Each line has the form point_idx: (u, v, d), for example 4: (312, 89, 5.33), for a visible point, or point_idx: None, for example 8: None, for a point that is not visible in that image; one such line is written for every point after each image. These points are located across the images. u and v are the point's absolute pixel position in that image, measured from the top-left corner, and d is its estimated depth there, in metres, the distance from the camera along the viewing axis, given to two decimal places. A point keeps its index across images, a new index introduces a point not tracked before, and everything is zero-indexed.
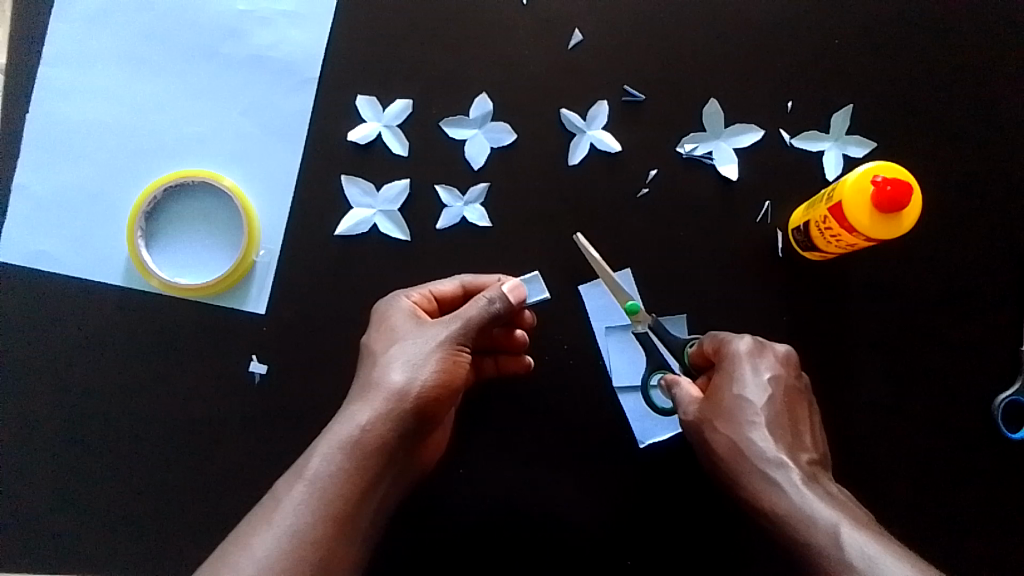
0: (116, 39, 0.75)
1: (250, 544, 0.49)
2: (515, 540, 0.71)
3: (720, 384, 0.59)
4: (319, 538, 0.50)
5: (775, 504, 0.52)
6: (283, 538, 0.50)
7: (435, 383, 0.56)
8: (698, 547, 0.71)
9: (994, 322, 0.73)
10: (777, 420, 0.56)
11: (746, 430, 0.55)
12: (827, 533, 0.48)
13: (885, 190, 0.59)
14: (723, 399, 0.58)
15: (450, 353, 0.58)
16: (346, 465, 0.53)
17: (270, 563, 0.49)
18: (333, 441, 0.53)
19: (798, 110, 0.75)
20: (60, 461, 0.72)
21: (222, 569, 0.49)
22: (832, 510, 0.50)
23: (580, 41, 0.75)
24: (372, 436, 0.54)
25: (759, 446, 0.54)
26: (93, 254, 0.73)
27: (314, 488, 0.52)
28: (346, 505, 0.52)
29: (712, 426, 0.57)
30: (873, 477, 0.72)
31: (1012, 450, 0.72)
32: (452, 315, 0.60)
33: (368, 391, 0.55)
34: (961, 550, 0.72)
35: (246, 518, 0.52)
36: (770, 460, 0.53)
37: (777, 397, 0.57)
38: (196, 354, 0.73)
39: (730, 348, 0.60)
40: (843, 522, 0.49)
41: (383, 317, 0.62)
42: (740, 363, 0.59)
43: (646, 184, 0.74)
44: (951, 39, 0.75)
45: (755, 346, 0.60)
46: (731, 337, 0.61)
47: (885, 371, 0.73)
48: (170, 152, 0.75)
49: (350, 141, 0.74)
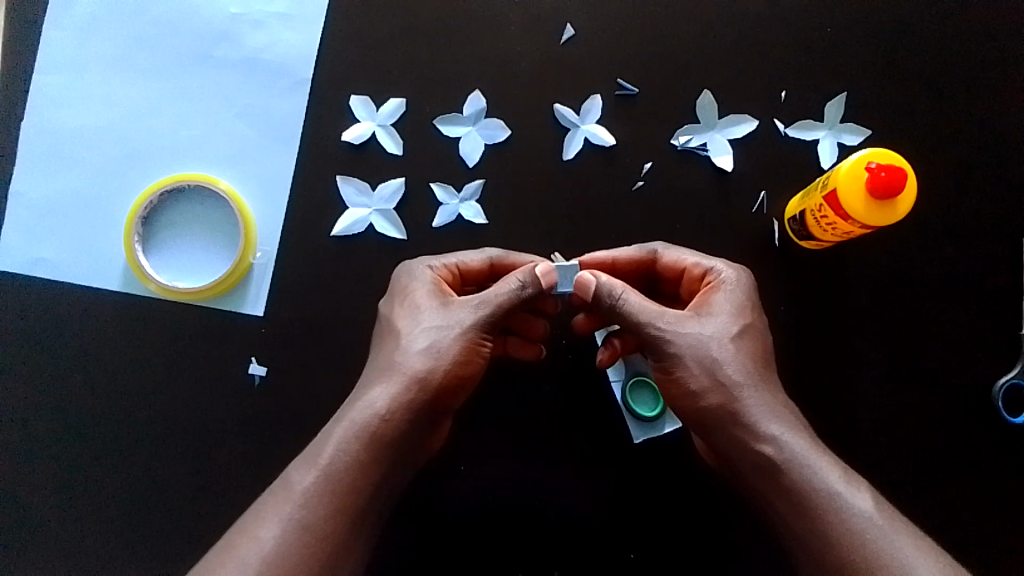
0: (110, 45, 0.75)
1: (260, 535, 0.53)
2: (519, 535, 0.71)
3: (721, 307, 0.60)
4: (330, 531, 0.54)
5: (787, 442, 0.56)
6: (291, 530, 0.53)
7: (454, 372, 0.58)
8: (700, 537, 0.71)
9: (994, 307, 0.73)
10: (771, 361, 0.60)
11: (744, 376, 0.58)
12: (845, 484, 0.54)
13: (879, 177, 0.59)
14: (730, 323, 0.59)
15: (472, 342, 0.59)
16: (359, 456, 0.56)
17: (283, 549, 0.53)
18: (348, 429, 0.56)
19: (792, 99, 0.75)
20: (63, 467, 0.72)
21: (234, 557, 0.53)
22: (838, 463, 0.56)
23: (571, 35, 0.75)
24: (386, 425, 0.57)
25: (763, 383, 0.58)
26: (92, 260, 0.74)
27: (328, 478, 0.55)
28: (357, 496, 0.56)
29: (719, 344, 0.58)
30: (873, 464, 0.72)
31: (1015, 436, 0.72)
32: (486, 293, 0.60)
33: (387, 372, 0.58)
34: (966, 537, 0.71)
35: (254, 506, 0.55)
36: (776, 402, 0.58)
37: (762, 341, 0.60)
38: (195, 357, 0.73)
39: (728, 276, 0.62)
40: (840, 486, 0.54)
41: (405, 290, 0.63)
42: (742, 293, 0.61)
43: (641, 177, 0.74)
44: (945, 25, 0.75)
45: (749, 280, 0.63)
46: (725, 265, 0.63)
47: (884, 359, 0.73)
48: (166, 156, 0.75)
49: (344, 141, 0.74)
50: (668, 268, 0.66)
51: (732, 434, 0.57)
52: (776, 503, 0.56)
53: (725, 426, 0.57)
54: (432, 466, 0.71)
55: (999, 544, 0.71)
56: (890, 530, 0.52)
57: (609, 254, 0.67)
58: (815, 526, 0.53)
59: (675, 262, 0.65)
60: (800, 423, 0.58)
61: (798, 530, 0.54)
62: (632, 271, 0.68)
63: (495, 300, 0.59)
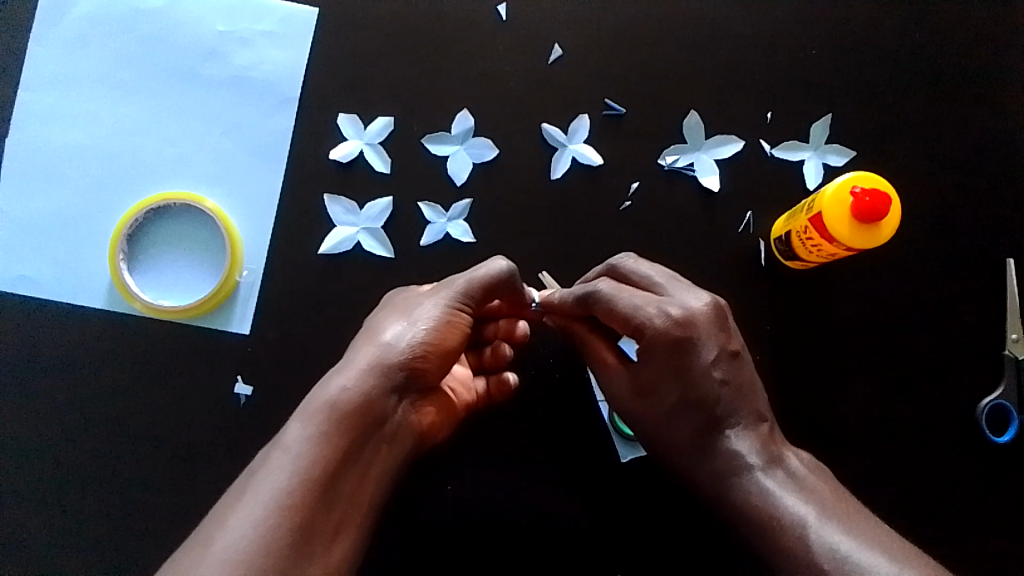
0: (94, 62, 0.75)
1: (227, 523, 0.47)
2: (505, 556, 0.71)
3: (652, 369, 0.57)
4: (301, 500, 0.48)
5: (733, 503, 0.54)
6: (259, 510, 0.47)
7: (426, 342, 0.56)
8: (688, 558, 0.71)
9: (978, 328, 0.74)
10: (727, 406, 0.56)
11: (687, 450, 0.57)
12: (786, 531, 0.50)
13: (864, 201, 0.60)
14: (662, 393, 0.58)
15: (445, 317, 0.58)
16: (325, 427, 0.50)
17: (254, 541, 0.45)
18: (312, 406, 0.52)
19: (778, 119, 0.75)
20: (45, 488, 0.72)
21: (199, 550, 0.46)
22: (799, 503, 0.52)
23: (559, 55, 0.75)
24: (352, 396, 0.52)
25: (711, 444, 0.56)
26: (76, 279, 0.73)
27: (293, 455, 0.49)
28: (329, 469, 0.49)
29: (657, 426, 0.59)
30: (858, 484, 0.72)
31: (1000, 456, 0.73)
32: (456, 277, 0.61)
33: (351, 355, 0.56)
34: (951, 557, 0.72)
35: (223, 498, 0.49)
36: (727, 454, 0.55)
37: (707, 391, 0.56)
38: (180, 376, 0.72)
39: (649, 327, 0.56)
40: (787, 541, 0.50)
41: (386, 302, 0.63)
42: (665, 354, 0.56)
43: (629, 197, 0.74)
44: (928, 48, 0.76)
45: (672, 325, 0.56)
46: (649, 315, 0.56)
47: (870, 379, 0.73)
48: (152, 174, 0.75)
49: (332, 159, 0.74)
50: (605, 313, 0.58)
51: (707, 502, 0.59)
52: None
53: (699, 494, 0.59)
54: (419, 487, 0.71)
55: (986, 563, 0.72)
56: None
57: (564, 296, 0.64)
58: None
59: (609, 309, 0.58)
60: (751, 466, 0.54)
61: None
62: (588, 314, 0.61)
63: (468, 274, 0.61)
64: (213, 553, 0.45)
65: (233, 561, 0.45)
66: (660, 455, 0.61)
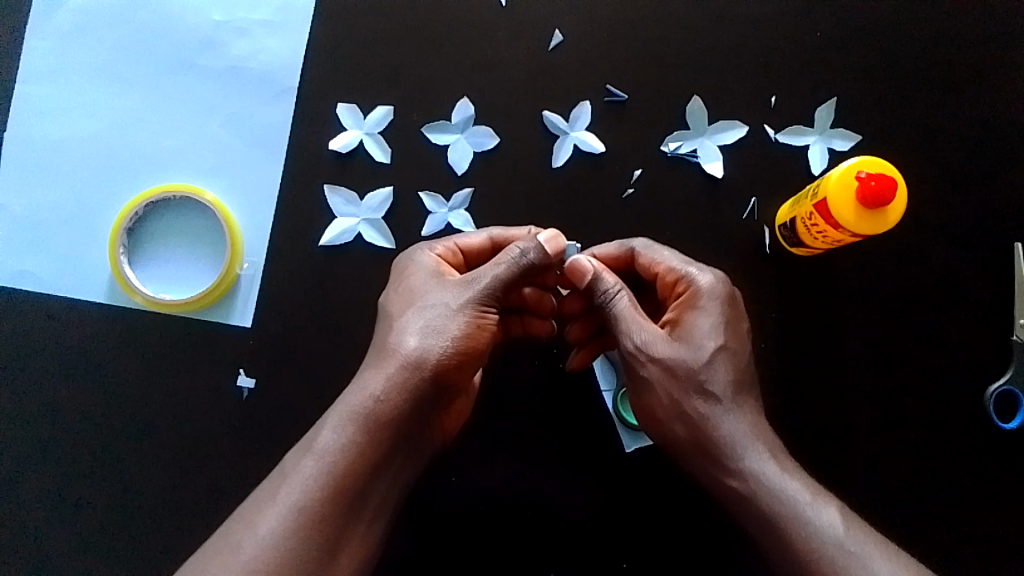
0: (91, 53, 0.74)
1: (256, 521, 0.52)
2: (511, 546, 0.70)
3: (697, 325, 0.59)
4: (322, 516, 0.52)
5: (760, 471, 0.55)
6: (287, 516, 0.52)
7: (455, 348, 0.56)
8: (694, 546, 0.71)
9: (984, 313, 0.73)
10: (750, 385, 0.58)
11: (710, 407, 0.57)
12: (813, 511, 0.53)
13: (869, 186, 0.59)
14: (706, 340, 0.58)
15: (474, 316, 0.57)
16: (355, 437, 0.54)
17: (280, 544, 0.51)
18: (345, 413, 0.55)
19: (782, 103, 0.74)
20: (50, 482, 0.72)
21: (227, 546, 0.51)
22: (810, 486, 0.55)
23: (560, 41, 0.74)
24: (385, 405, 0.55)
25: (740, 404, 0.57)
26: (77, 272, 0.73)
27: (325, 462, 0.53)
28: (354, 481, 0.54)
29: (687, 368, 0.57)
30: (863, 470, 0.72)
31: (1008, 442, 0.72)
32: (483, 269, 0.59)
33: (383, 356, 0.56)
34: (958, 543, 0.71)
35: (251, 495, 0.54)
36: (749, 424, 0.56)
37: (739, 363, 0.58)
38: (183, 369, 0.72)
39: (700, 285, 0.60)
40: (813, 516, 0.53)
41: (404, 276, 0.61)
42: (718, 310, 0.59)
43: (631, 185, 0.73)
44: (934, 29, 0.75)
45: (727, 290, 0.60)
46: (699, 272, 0.61)
47: (875, 366, 0.73)
48: (151, 168, 0.74)
49: (332, 150, 0.73)
50: (644, 269, 0.64)
51: (704, 464, 0.57)
52: (739, 522, 0.56)
53: (698, 453, 0.57)
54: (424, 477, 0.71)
55: (991, 550, 0.71)
56: (861, 558, 0.51)
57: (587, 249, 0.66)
58: (786, 558, 0.53)
59: (651, 264, 0.64)
60: (774, 444, 0.56)
61: (765, 555, 0.54)
62: (616, 270, 0.68)
63: (494, 270, 0.58)
64: (244, 557, 0.50)
65: (261, 565, 0.50)
66: (671, 407, 0.58)
